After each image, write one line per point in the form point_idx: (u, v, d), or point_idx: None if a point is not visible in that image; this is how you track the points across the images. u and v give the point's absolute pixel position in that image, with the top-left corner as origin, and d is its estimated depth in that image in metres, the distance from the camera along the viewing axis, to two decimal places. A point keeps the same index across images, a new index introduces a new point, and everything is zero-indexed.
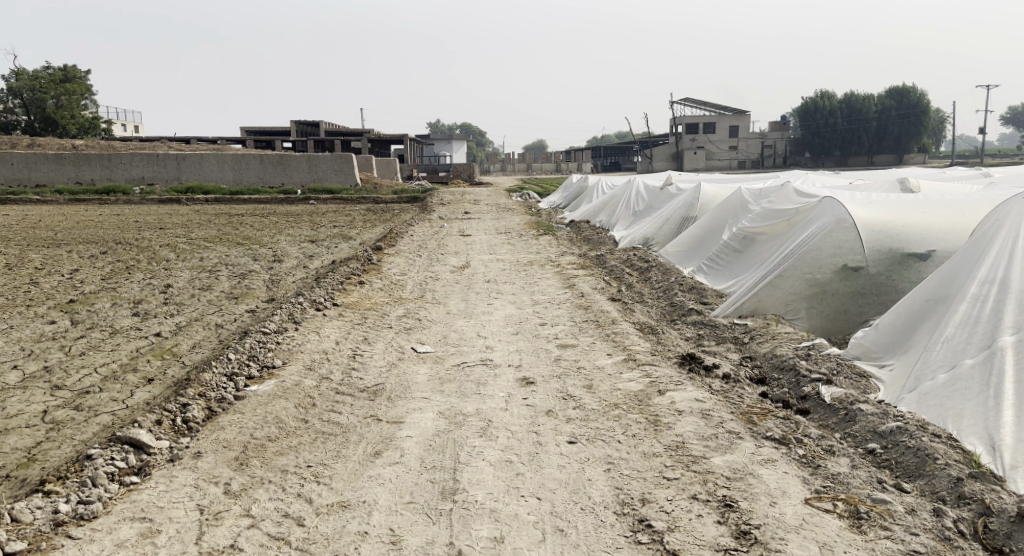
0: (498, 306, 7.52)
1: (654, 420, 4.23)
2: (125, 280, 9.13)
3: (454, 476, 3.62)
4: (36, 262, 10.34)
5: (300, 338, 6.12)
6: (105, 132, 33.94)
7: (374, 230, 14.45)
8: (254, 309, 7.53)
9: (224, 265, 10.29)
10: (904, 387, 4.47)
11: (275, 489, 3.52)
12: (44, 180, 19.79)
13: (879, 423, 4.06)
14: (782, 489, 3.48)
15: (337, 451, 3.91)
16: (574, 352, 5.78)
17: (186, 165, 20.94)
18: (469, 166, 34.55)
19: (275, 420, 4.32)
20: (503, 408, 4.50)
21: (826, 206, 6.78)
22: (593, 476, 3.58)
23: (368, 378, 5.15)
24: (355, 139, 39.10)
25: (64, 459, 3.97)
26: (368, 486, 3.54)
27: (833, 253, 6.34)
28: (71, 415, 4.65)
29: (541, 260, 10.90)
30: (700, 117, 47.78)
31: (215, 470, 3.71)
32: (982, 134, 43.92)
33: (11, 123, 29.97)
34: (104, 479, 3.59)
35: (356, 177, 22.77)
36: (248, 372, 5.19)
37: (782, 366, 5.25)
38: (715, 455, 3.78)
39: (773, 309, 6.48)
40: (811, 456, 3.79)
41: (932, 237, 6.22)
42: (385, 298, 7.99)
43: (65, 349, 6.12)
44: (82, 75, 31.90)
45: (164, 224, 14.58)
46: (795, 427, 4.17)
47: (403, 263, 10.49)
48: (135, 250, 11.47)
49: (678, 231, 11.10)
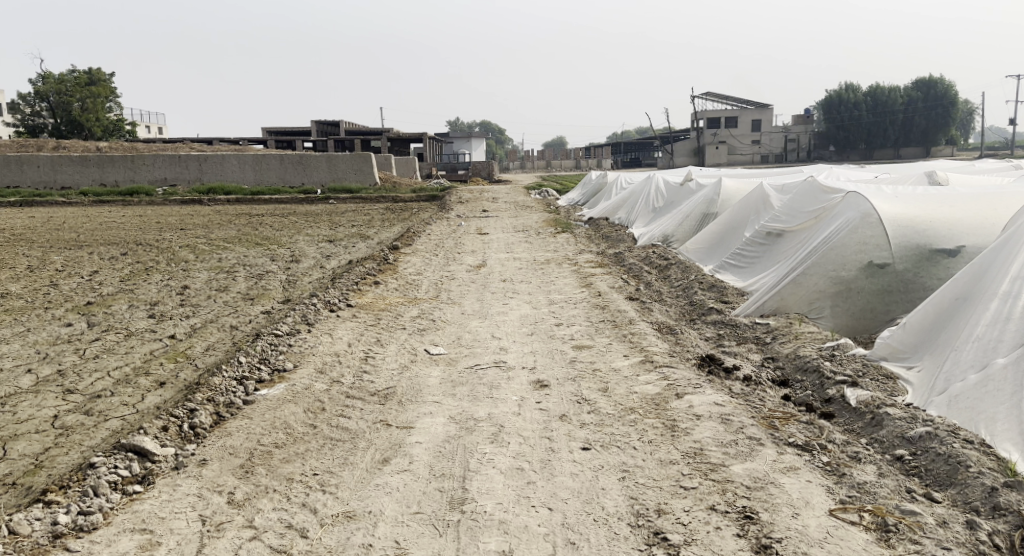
0: (514, 306, 7.40)
1: (671, 425, 4.09)
2: (143, 281, 9.12)
3: (463, 484, 3.52)
4: (57, 264, 10.38)
5: (313, 341, 6.04)
6: (129, 134, 34.32)
7: (391, 229, 14.38)
8: (269, 310, 7.47)
9: (241, 266, 10.26)
10: (933, 390, 4.29)
11: (280, 498, 3.44)
12: (69, 182, 20.01)
13: (907, 429, 3.89)
14: (805, 499, 3.33)
15: (345, 458, 3.82)
16: (590, 353, 5.64)
17: (207, 166, 21.03)
18: (489, 163, 34.43)
19: (282, 426, 4.23)
20: (515, 412, 4.38)
21: (851, 201, 6.61)
22: (606, 485, 3.45)
23: (379, 381, 5.06)
24: (376, 138, 39.18)
25: (69, 466, 3.91)
26: (375, 495, 3.44)
27: (858, 249, 6.15)
28: (81, 420, 4.61)
29: (558, 258, 10.76)
30: (721, 111, 47.32)
31: (219, 478, 3.63)
32: (1012, 125, 43.04)
33: (38, 126, 30.42)
34: (106, 488, 3.53)
35: (375, 176, 22.73)
36: (258, 376, 5.12)
37: (805, 367, 5.08)
38: (735, 463, 3.63)
39: (797, 308, 6.31)
40: (835, 464, 3.63)
41: (961, 232, 6.02)
42: (400, 298, 7.90)
43: (79, 352, 6.10)
44: (107, 78, 32.17)
45: (184, 225, 14.63)
46: (818, 432, 4.02)
47: (420, 263, 10.41)
48: (155, 251, 11.49)
49: (698, 227, 10.91)
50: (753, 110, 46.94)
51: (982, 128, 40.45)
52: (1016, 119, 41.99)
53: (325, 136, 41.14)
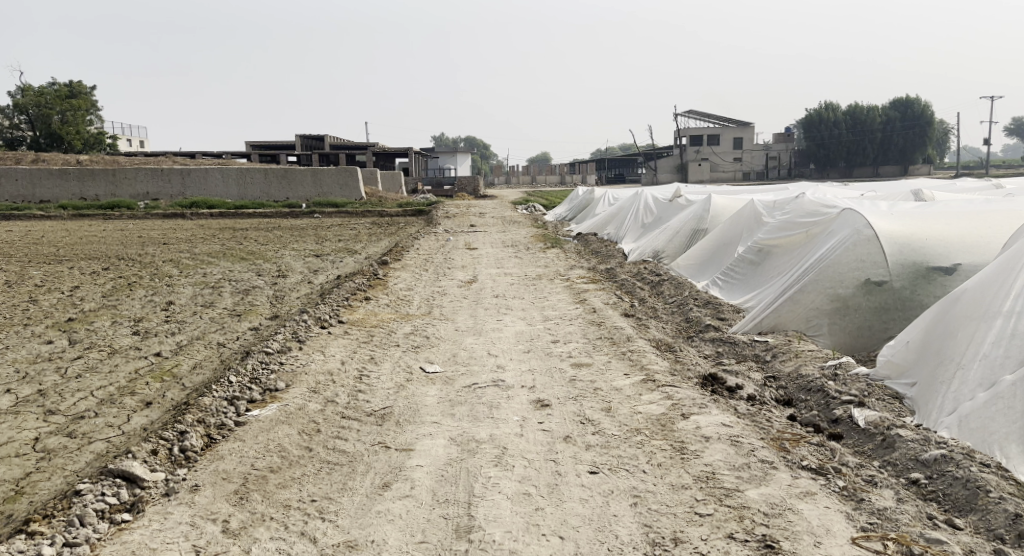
0: (509, 322, 7.27)
1: (680, 447, 3.97)
2: (126, 297, 8.91)
3: (469, 511, 3.38)
4: (37, 279, 10.14)
5: (304, 358, 5.88)
6: (110, 147, 33.95)
7: (380, 245, 14.20)
8: (257, 327, 7.29)
9: (227, 281, 10.06)
10: (942, 409, 4.22)
11: (277, 527, 3.28)
12: (48, 196, 19.68)
13: (921, 451, 3.80)
14: (825, 526, 3.23)
15: (343, 483, 3.66)
16: (590, 372, 5.51)
17: (190, 180, 20.79)
18: (474, 179, 34.38)
19: (277, 448, 4.08)
20: (518, 433, 4.25)
21: (847, 218, 6.56)
22: (618, 511, 3.34)
23: (375, 401, 4.90)
24: (360, 153, 39.03)
25: (52, 494, 3.74)
26: (377, 523, 3.30)
27: (855, 266, 6.09)
28: (64, 443, 4.42)
29: (549, 273, 10.64)
30: (704, 128, 47.56)
31: (213, 505, 3.47)
32: (987, 145, 43.62)
33: (17, 139, 30.05)
34: (93, 518, 3.36)
35: (360, 191, 22.55)
36: (249, 396, 4.95)
37: (809, 387, 4.98)
38: (749, 488, 3.53)
39: (794, 325, 6.22)
40: (852, 489, 3.53)
41: (957, 250, 5.98)
42: (391, 314, 7.75)
43: (61, 371, 5.89)
44: (88, 91, 31.82)
45: (167, 240, 14.38)
46: (830, 455, 3.92)
47: (410, 278, 10.25)
48: (138, 266, 11.27)
49: (688, 243, 10.85)
50: (735, 128, 47.34)
51: (958, 148, 40.84)
52: (990, 138, 42.63)
53: (310, 150, 40.96)
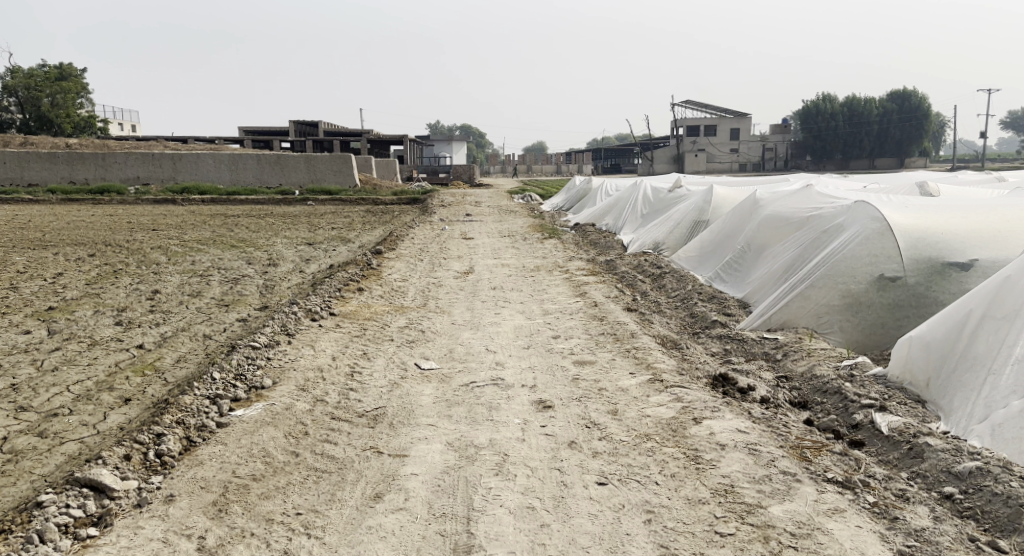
0: (506, 316, 6.97)
1: (694, 456, 3.70)
2: (110, 285, 8.59)
3: (468, 528, 3.11)
4: (19, 265, 9.79)
5: (293, 353, 5.58)
6: (102, 131, 33.47)
7: (373, 233, 13.87)
8: (245, 318, 6.97)
9: (216, 269, 9.75)
10: (973, 417, 3.99)
11: (257, 545, 3.02)
12: (36, 179, 19.28)
13: (954, 462, 3.53)
14: (858, 549, 2.98)
15: (332, 494, 3.38)
16: (594, 370, 5.24)
17: (182, 165, 20.41)
18: (469, 167, 33.95)
19: (261, 454, 3.79)
20: (519, 438, 3.98)
21: (858, 211, 6.30)
22: (631, 529, 3.08)
23: (367, 401, 4.60)
24: (354, 140, 38.66)
25: (16, 502, 3.46)
26: (368, 541, 3.03)
27: (868, 261, 5.81)
28: (33, 443, 4.12)
29: (548, 265, 10.34)
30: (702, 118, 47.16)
31: (189, 519, 3.20)
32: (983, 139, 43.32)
33: (5, 122, 29.49)
34: (55, 534, 3.10)
35: (355, 177, 22.10)
36: (233, 394, 4.65)
37: (824, 389, 4.71)
38: (772, 503, 3.27)
39: (805, 321, 5.95)
40: (883, 505, 3.27)
41: (974, 245, 5.68)
42: (385, 306, 7.46)
43: (37, 363, 5.57)
44: (78, 73, 31.29)
45: (157, 226, 14.03)
46: (855, 466, 3.66)
47: (404, 268, 9.95)
48: (125, 252, 10.93)
49: (689, 234, 10.57)
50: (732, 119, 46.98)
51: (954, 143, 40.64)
52: (986, 130, 42.50)
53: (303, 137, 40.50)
